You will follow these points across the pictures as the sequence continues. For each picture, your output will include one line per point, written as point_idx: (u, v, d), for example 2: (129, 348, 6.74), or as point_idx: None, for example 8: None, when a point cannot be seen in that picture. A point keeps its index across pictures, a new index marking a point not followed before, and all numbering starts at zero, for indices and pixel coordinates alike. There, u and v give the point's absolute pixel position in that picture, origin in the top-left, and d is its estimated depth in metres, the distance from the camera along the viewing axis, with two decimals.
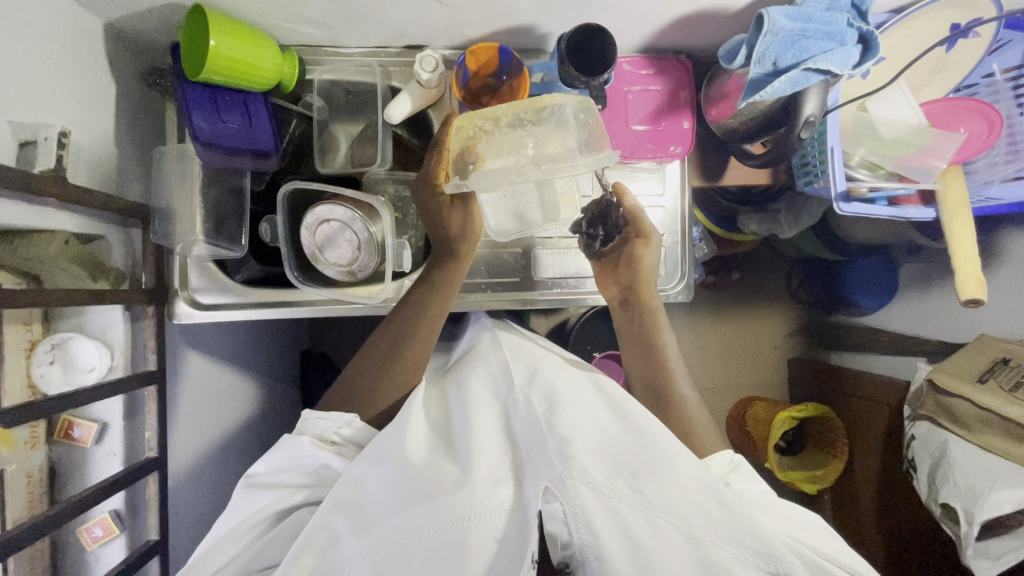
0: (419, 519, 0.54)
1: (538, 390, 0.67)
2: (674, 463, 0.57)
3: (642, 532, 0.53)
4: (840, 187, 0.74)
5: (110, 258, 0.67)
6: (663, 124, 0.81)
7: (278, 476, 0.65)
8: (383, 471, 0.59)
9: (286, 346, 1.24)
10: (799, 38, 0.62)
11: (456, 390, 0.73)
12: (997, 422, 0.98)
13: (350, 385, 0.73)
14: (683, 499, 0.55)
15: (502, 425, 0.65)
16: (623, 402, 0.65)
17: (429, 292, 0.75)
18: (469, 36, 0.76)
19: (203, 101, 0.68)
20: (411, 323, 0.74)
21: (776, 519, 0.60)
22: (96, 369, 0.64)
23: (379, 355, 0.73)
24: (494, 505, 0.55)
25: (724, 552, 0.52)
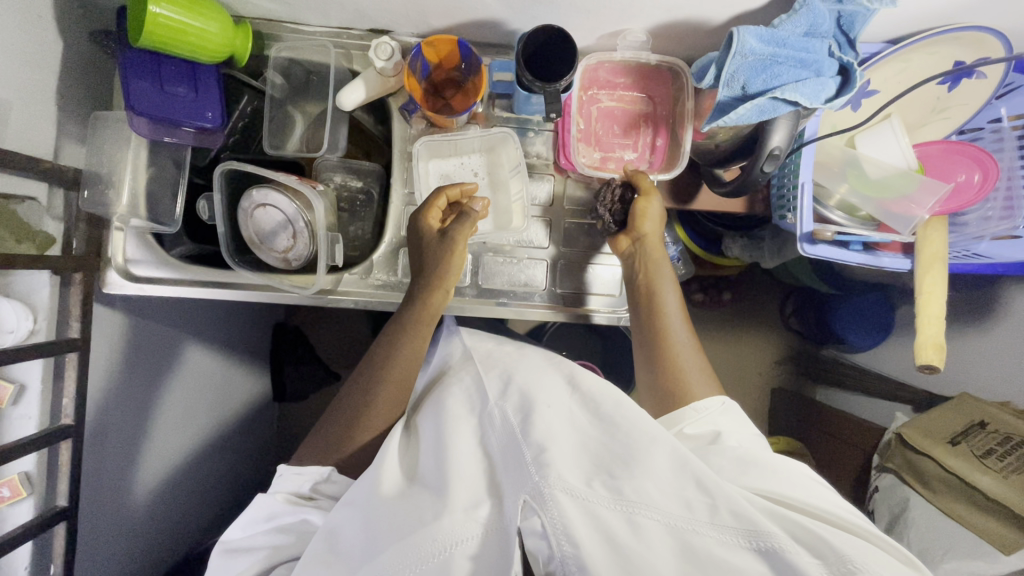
0: (398, 558, 0.52)
1: (513, 395, 0.64)
2: (650, 453, 0.54)
3: (621, 531, 0.50)
4: (806, 227, 0.68)
5: (40, 222, 0.65)
6: (631, 139, 0.78)
7: (252, 539, 0.63)
8: (357, 513, 0.58)
9: (256, 319, 1.23)
10: (770, 64, 0.57)
11: (429, 408, 0.69)
12: (961, 488, 0.93)
13: (321, 435, 0.71)
14: (662, 490, 0.51)
15: (478, 438, 0.62)
16: (600, 402, 0.62)
17: (400, 332, 0.72)
18: (435, 25, 0.72)
19: (147, 68, 0.66)
20: (382, 370, 0.71)
21: (770, 478, 0.56)
22: (15, 332, 0.64)
23: (350, 406, 0.71)
24: (474, 530, 0.54)
25: (706, 537, 0.49)
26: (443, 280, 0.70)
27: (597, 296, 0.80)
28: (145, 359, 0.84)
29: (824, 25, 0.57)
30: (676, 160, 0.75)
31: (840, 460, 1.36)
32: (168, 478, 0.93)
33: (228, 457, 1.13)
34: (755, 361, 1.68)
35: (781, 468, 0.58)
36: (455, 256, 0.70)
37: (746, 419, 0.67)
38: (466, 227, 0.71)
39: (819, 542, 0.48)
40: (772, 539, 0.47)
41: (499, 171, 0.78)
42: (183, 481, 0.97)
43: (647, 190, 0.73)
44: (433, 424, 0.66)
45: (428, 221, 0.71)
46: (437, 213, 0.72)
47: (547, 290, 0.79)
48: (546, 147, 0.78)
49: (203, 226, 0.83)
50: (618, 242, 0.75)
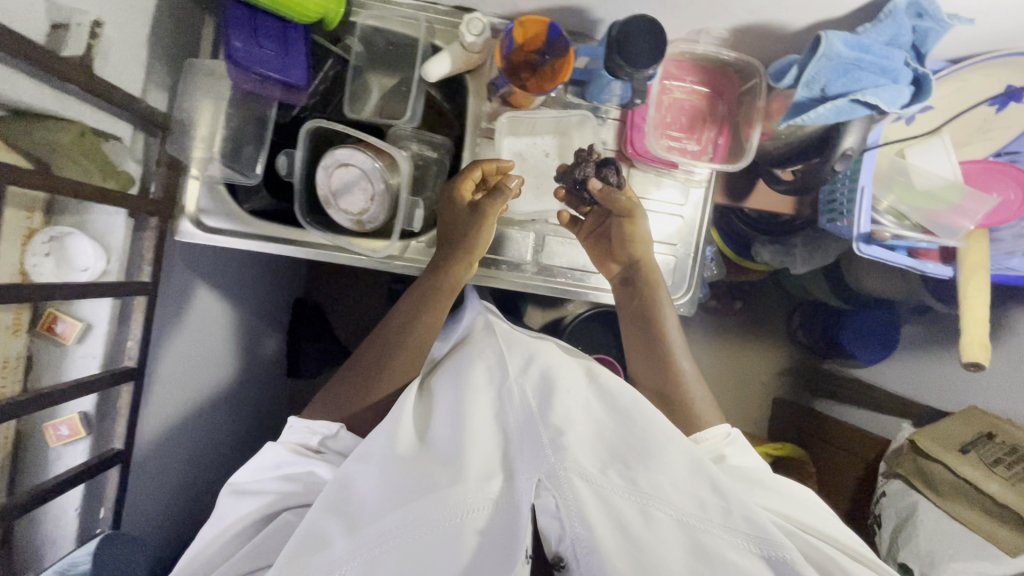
0: (414, 515, 0.54)
1: (532, 378, 0.67)
2: (665, 451, 0.58)
3: (633, 520, 0.53)
4: (864, 227, 0.72)
5: (123, 162, 0.66)
6: (695, 135, 0.81)
7: (260, 483, 0.65)
8: (376, 468, 0.59)
9: (279, 288, 1.22)
10: (852, 68, 0.61)
11: (445, 381, 0.72)
12: (970, 494, 0.98)
13: (336, 392, 0.72)
14: (675, 487, 0.55)
15: (494, 414, 0.64)
16: (619, 395, 0.65)
17: (424, 302, 0.73)
18: (521, 8, 0.74)
19: (243, 22, 0.67)
20: (397, 339, 0.73)
21: (772, 499, 0.60)
22: (89, 270, 0.65)
23: (363, 372, 0.72)
24: (488, 500, 0.55)
25: (717, 537, 0.52)
26: (470, 254, 0.73)
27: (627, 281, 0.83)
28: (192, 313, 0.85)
29: (904, 38, 0.61)
30: (741, 156, 0.78)
31: (842, 470, 1.42)
32: (202, 440, 0.92)
33: (247, 425, 1.12)
34: (755, 371, 1.73)
35: (783, 491, 0.62)
36: (483, 231, 0.72)
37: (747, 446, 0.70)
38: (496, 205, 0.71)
39: None
40: (782, 550, 0.51)
41: (569, 152, 0.79)
42: (213, 444, 0.96)
43: (629, 212, 0.74)
44: (450, 398, 0.68)
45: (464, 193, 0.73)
46: (472, 184, 0.73)
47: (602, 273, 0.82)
48: (612, 135, 0.81)
49: (281, 181, 0.83)
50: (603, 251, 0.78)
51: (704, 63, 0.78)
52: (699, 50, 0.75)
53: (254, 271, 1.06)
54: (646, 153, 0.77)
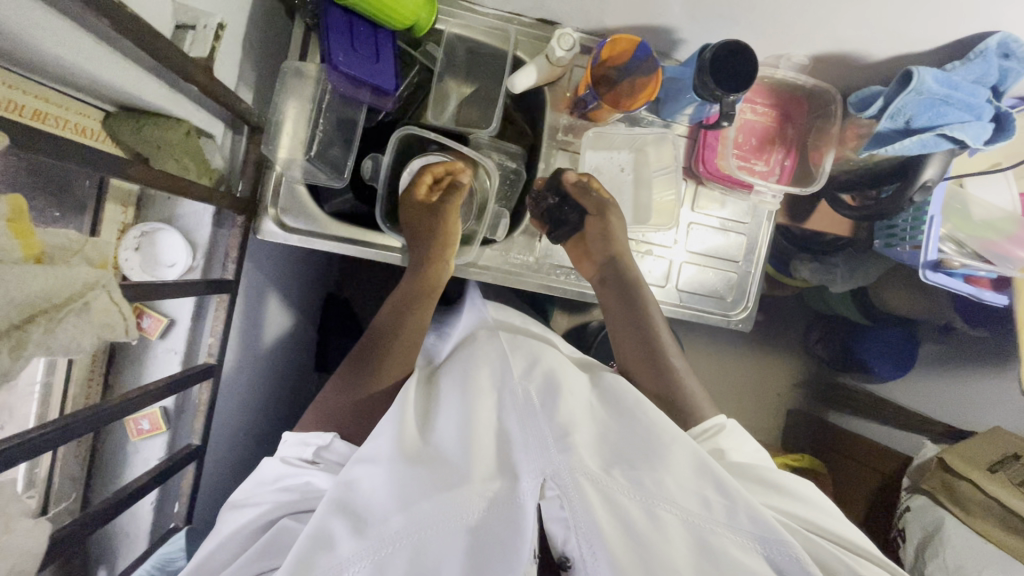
0: (423, 516, 0.53)
1: (536, 378, 0.66)
2: (669, 452, 0.58)
3: (640, 522, 0.53)
4: (931, 255, 0.76)
5: (214, 160, 0.66)
6: (763, 156, 0.83)
7: (259, 494, 0.63)
8: (381, 468, 0.57)
9: (312, 283, 1.21)
10: (939, 103, 0.63)
11: (449, 376, 0.70)
12: (997, 513, 1.01)
13: (324, 407, 0.68)
14: (680, 487, 0.55)
15: (498, 414, 0.63)
16: (622, 397, 0.66)
17: (404, 311, 0.73)
18: (607, 23, 0.76)
19: (342, 25, 0.68)
20: (382, 350, 0.71)
21: (777, 493, 0.60)
22: (175, 266, 0.65)
23: (344, 387, 0.69)
24: (495, 499, 0.55)
25: (723, 537, 0.53)
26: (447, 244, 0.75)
27: (685, 293, 0.86)
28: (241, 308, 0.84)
29: (989, 77, 0.64)
30: (811, 180, 0.80)
31: (861, 484, 1.42)
32: (228, 432, 0.91)
33: (276, 419, 1.11)
34: (773, 383, 1.72)
35: (791, 487, 0.61)
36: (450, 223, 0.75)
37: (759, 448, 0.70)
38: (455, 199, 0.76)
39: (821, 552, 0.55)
40: (785, 547, 0.52)
41: (644, 170, 0.82)
42: (242, 437, 0.96)
43: (595, 211, 0.79)
44: (450, 397, 0.66)
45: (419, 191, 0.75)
46: (424, 185, 0.76)
47: (665, 286, 0.85)
48: (683, 152, 0.82)
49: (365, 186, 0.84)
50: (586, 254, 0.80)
51: (777, 87, 0.80)
52: (779, 75, 0.76)
53: (287, 264, 1.03)
54: (719, 172, 0.79)
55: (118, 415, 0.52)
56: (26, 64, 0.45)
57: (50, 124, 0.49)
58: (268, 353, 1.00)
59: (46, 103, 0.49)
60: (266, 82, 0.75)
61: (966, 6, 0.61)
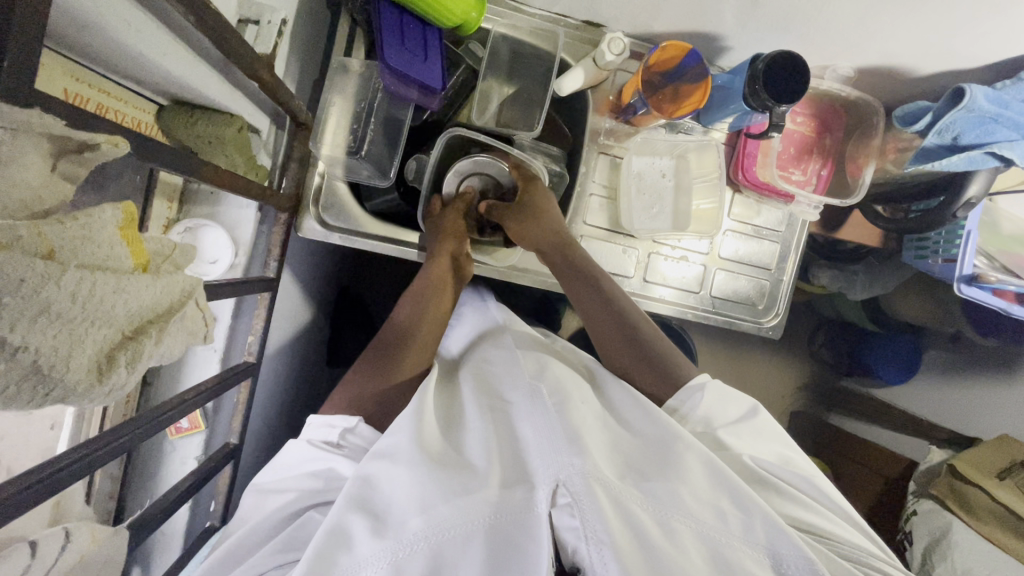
0: (443, 518, 0.51)
1: (549, 381, 0.65)
2: (684, 459, 0.57)
3: (654, 533, 0.52)
4: (966, 270, 0.78)
5: (259, 155, 0.65)
6: (800, 165, 0.83)
7: (284, 480, 0.60)
8: (400, 467, 0.55)
9: (331, 278, 1.19)
10: (989, 121, 0.64)
11: (467, 380, 0.70)
12: (1004, 517, 1.05)
13: (346, 394, 0.66)
14: (696, 497, 0.54)
15: (514, 420, 0.62)
16: (634, 404, 0.65)
17: (427, 296, 0.74)
18: (655, 28, 0.75)
19: (393, 22, 0.66)
20: (404, 338, 0.71)
21: (785, 500, 0.59)
22: (217, 262, 0.64)
23: (368, 374, 0.67)
24: (509, 504, 0.53)
25: (738, 550, 0.52)
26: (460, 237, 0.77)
27: (718, 300, 0.86)
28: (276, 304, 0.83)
29: None
30: (849, 190, 0.81)
31: (865, 487, 1.42)
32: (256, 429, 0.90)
33: (296, 416, 1.10)
34: (779, 385, 1.70)
35: (801, 495, 0.59)
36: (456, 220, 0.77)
37: (776, 433, 0.66)
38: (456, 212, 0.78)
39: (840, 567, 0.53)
40: (804, 559, 0.51)
41: (685, 176, 0.82)
42: (266, 434, 0.94)
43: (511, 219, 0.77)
44: (464, 405, 0.66)
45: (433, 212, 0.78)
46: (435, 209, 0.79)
47: (699, 292, 0.85)
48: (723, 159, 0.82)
49: (404, 184, 0.83)
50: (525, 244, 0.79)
51: (816, 97, 0.80)
52: (823, 86, 0.77)
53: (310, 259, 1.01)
54: (757, 181, 0.80)
55: (177, 414, 0.52)
56: (96, 57, 0.44)
57: (111, 118, 0.48)
58: (295, 350, 0.99)
59: (107, 96, 0.47)
60: (309, 75, 0.73)
61: (1019, 26, 0.61)
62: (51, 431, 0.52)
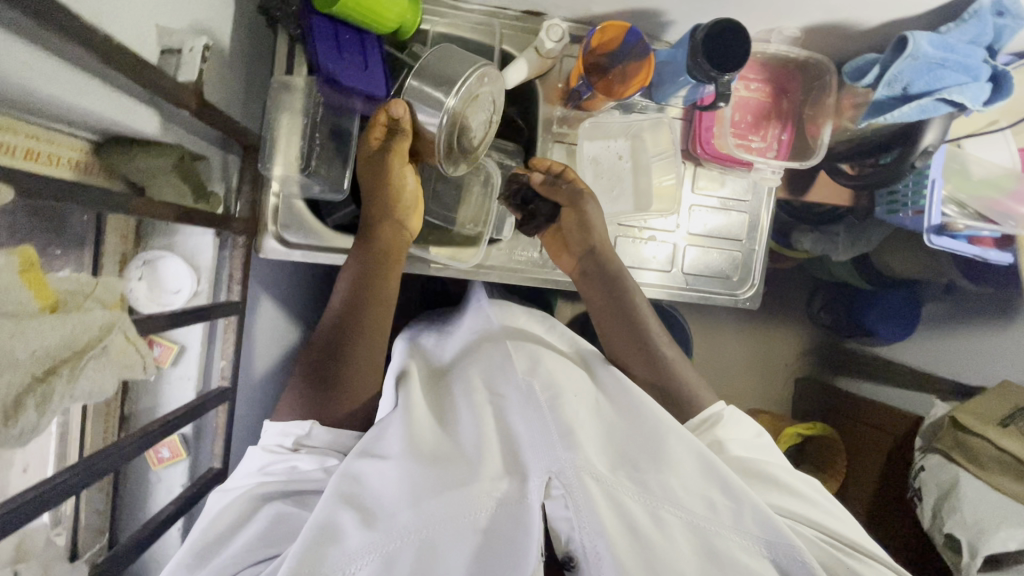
0: (432, 513, 0.51)
1: (540, 373, 0.64)
2: (676, 451, 0.57)
3: (645, 523, 0.52)
4: (936, 219, 0.77)
5: (209, 181, 0.65)
6: (761, 131, 0.82)
7: (243, 481, 0.60)
8: (391, 466, 0.55)
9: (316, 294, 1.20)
10: (936, 67, 0.63)
11: (462, 376, 0.68)
12: (1011, 466, 1.03)
13: (301, 392, 0.64)
14: (686, 488, 0.54)
15: (505, 415, 0.62)
16: (626, 390, 0.64)
17: (370, 271, 0.67)
18: (594, 10, 0.74)
19: (328, 34, 0.67)
20: (329, 363, 0.63)
21: (783, 490, 0.59)
22: (181, 292, 0.65)
23: (318, 365, 0.64)
24: (498, 501, 0.53)
25: (728, 540, 0.52)
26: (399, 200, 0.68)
27: (691, 276, 0.86)
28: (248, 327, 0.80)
29: (983, 37, 0.64)
30: (809, 152, 0.80)
31: (870, 444, 1.41)
32: None
33: None
34: (780, 352, 1.68)
35: (800, 487, 0.60)
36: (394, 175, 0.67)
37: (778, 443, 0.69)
38: (401, 146, 0.66)
39: (834, 561, 0.54)
40: (794, 548, 0.51)
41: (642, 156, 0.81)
42: None
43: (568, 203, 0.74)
44: (457, 401, 0.65)
45: (368, 141, 0.66)
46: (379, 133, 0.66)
47: (671, 271, 0.85)
48: (679, 135, 0.82)
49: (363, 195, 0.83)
50: (568, 240, 0.76)
51: (768, 61, 0.79)
52: (770, 50, 0.76)
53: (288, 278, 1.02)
54: (717, 152, 0.79)
55: (138, 447, 0.53)
56: (16, 105, 0.44)
57: (44, 162, 0.48)
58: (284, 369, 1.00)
59: (36, 141, 0.48)
60: (254, 96, 0.74)
61: None
62: (25, 474, 0.53)
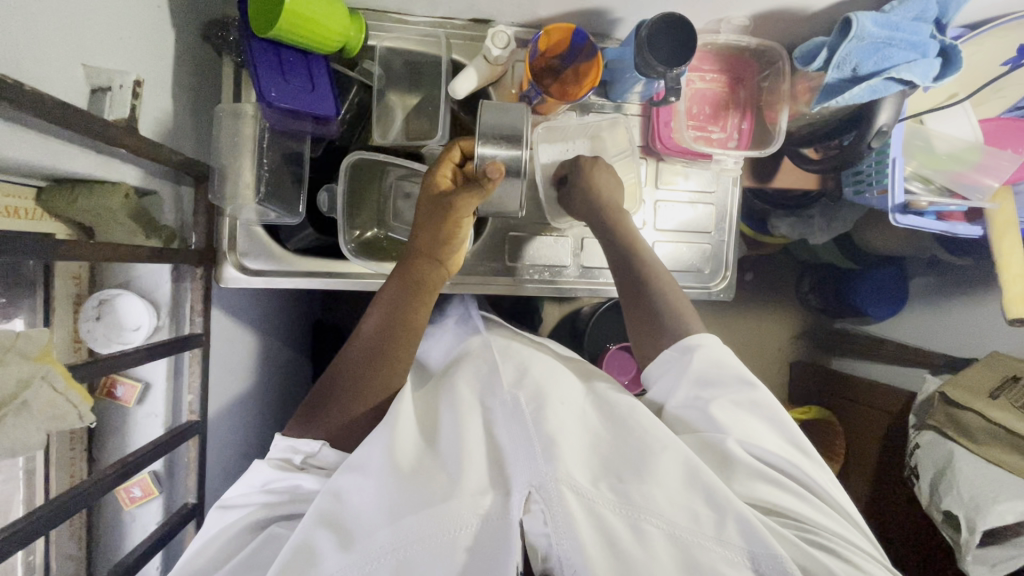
0: (409, 529, 0.50)
1: (526, 389, 0.64)
2: (662, 463, 0.55)
3: (624, 536, 0.50)
4: (900, 198, 0.76)
5: (161, 215, 0.65)
6: (719, 122, 0.81)
7: (247, 496, 0.60)
8: (370, 481, 0.55)
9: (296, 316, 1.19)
10: (883, 46, 0.62)
11: (452, 388, 0.68)
12: (1004, 438, 1.02)
13: (321, 409, 0.63)
14: (669, 499, 0.52)
15: (489, 430, 0.60)
16: (615, 408, 0.63)
17: (405, 300, 0.65)
18: (540, 13, 0.74)
19: (269, 58, 0.66)
20: (337, 397, 0.63)
21: (779, 494, 0.56)
22: (142, 328, 0.64)
23: (341, 386, 0.63)
24: (478, 517, 0.51)
25: (712, 553, 0.50)
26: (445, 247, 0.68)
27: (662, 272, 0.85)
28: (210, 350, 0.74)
29: (929, 12, 0.63)
30: (769, 140, 0.79)
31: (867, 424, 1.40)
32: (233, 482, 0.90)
33: None
34: (772, 338, 1.67)
35: (801, 492, 0.57)
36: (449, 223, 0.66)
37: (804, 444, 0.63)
38: (469, 199, 0.65)
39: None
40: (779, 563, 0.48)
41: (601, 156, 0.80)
42: None
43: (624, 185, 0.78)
44: (443, 415, 0.64)
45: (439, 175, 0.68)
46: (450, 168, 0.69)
47: None
48: (638, 132, 0.82)
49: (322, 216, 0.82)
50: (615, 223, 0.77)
51: (721, 51, 0.79)
52: (721, 41, 0.76)
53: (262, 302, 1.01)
54: (676, 146, 0.78)
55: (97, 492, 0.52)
56: None
57: None
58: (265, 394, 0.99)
59: None
60: (205, 127, 0.73)
61: None
62: None
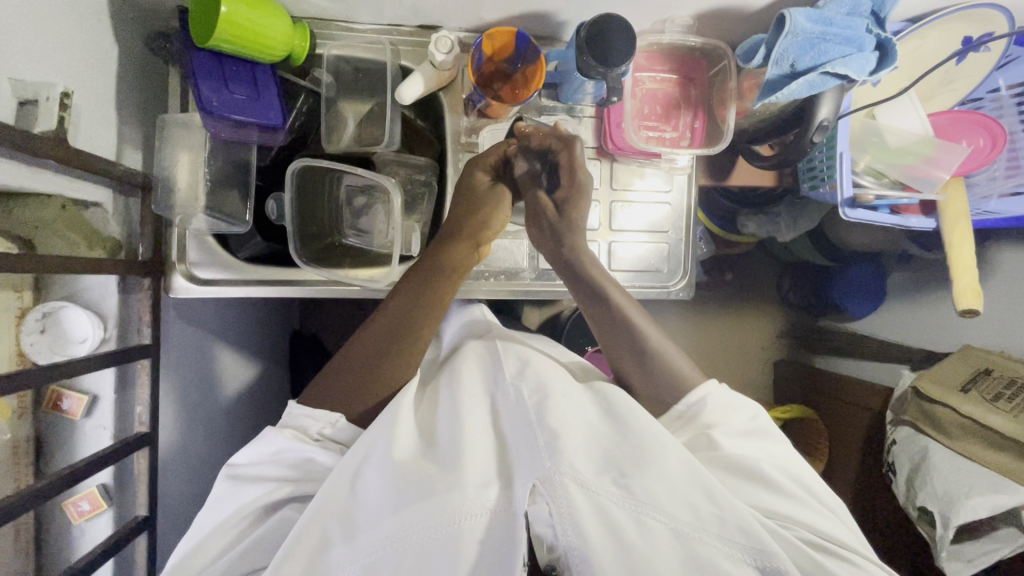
0: (411, 520, 0.50)
1: (528, 378, 0.60)
2: (668, 458, 0.53)
3: (627, 529, 0.49)
4: (848, 192, 0.77)
5: (106, 227, 0.65)
6: (671, 121, 0.82)
7: (260, 470, 0.59)
8: (373, 473, 0.54)
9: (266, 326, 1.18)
10: (818, 41, 0.62)
11: (449, 378, 0.65)
12: (975, 431, 1.01)
13: (341, 381, 0.63)
14: (672, 495, 0.51)
15: (491, 418, 0.59)
16: (611, 396, 0.60)
17: (427, 283, 0.67)
18: (485, 17, 0.74)
19: (211, 68, 0.66)
20: (357, 372, 0.63)
21: (770, 494, 0.57)
22: (88, 340, 0.64)
23: (363, 363, 0.63)
24: (483, 508, 0.51)
25: (711, 547, 0.49)
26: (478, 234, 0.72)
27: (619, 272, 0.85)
28: (167, 357, 0.75)
29: (862, 6, 0.64)
30: (718, 138, 0.79)
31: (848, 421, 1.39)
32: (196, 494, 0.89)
33: None
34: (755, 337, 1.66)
35: (791, 489, 0.57)
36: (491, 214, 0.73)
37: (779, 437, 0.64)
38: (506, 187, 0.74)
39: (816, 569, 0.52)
40: (776, 559, 0.48)
41: None
42: None
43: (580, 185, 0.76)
44: (443, 405, 0.62)
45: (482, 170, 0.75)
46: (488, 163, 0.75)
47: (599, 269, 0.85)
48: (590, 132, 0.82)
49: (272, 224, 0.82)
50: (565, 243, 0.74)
51: (670, 51, 0.79)
52: (665, 40, 0.76)
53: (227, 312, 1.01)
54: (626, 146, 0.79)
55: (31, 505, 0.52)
56: None
57: None
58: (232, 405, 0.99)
59: None
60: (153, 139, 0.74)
61: None
62: None
